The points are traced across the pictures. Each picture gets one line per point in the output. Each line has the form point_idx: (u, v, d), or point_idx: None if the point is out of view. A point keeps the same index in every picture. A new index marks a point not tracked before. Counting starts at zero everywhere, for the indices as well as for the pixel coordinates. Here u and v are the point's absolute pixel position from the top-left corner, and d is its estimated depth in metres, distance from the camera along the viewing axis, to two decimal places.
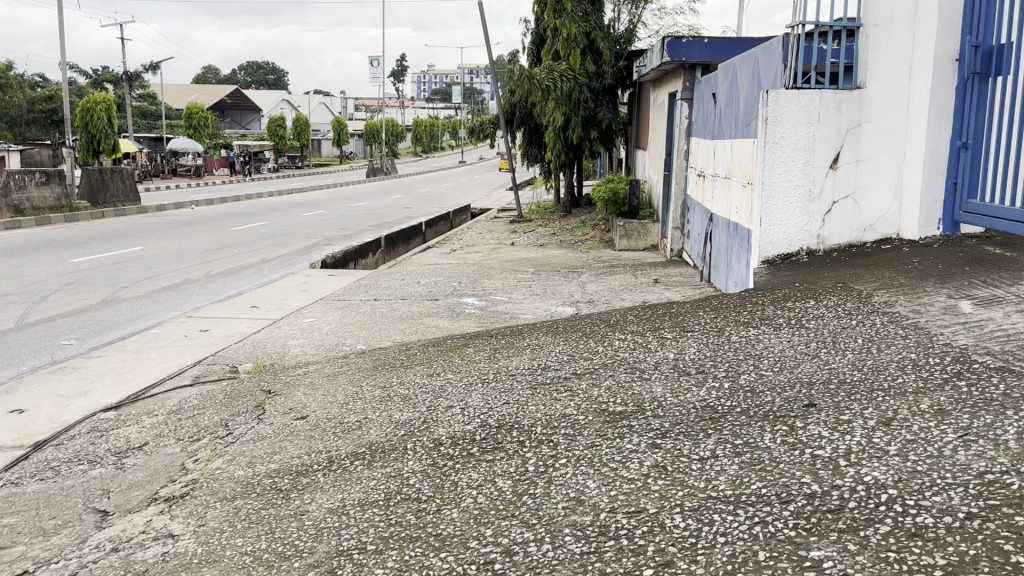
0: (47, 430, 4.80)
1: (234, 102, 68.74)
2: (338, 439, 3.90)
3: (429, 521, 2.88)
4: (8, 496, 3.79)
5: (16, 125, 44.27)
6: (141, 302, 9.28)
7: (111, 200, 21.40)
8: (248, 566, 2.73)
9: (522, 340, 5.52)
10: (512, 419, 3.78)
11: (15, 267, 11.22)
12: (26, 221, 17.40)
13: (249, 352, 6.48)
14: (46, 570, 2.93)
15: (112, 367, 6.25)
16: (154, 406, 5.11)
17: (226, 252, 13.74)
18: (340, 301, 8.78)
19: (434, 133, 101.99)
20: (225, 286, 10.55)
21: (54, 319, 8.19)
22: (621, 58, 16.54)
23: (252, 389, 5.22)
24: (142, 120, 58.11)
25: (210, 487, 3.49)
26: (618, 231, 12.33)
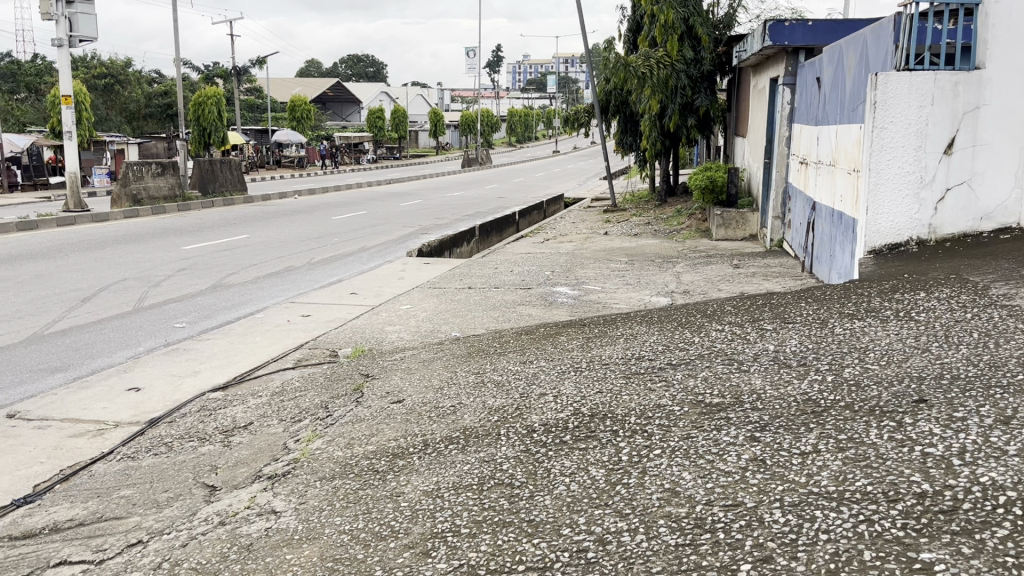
0: (160, 407, 5.05)
1: (334, 94, 70.49)
2: (433, 422, 3.97)
3: (522, 507, 2.88)
4: (126, 469, 4.01)
5: (134, 120, 46.58)
6: (248, 287, 9.65)
7: (219, 190, 22.29)
8: (347, 544, 2.80)
9: (616, 329, 5.47)
10: (605, 408, 3.75)
11: (133, 253, 11.85)
12: (142, 210, 18.32)
13: (348, 337, 6.64)
14: (159, 540, 3.07)
15: (220, 350, 6.52)
16: (259, 388, 5.31)
17: (327, 240, 14.13)
18: (436, 289, 8.91)
19: (530, 123, 102.09)
20: (326, 273, 10.86)
21: (168, 303, 8.60)
22: (720, 44, 16.15)
23: (352, 372, 5.37)
24: (249, 113, 60.22)
25: (311, 467, 3.60)
26: (716, 220, 12.06)
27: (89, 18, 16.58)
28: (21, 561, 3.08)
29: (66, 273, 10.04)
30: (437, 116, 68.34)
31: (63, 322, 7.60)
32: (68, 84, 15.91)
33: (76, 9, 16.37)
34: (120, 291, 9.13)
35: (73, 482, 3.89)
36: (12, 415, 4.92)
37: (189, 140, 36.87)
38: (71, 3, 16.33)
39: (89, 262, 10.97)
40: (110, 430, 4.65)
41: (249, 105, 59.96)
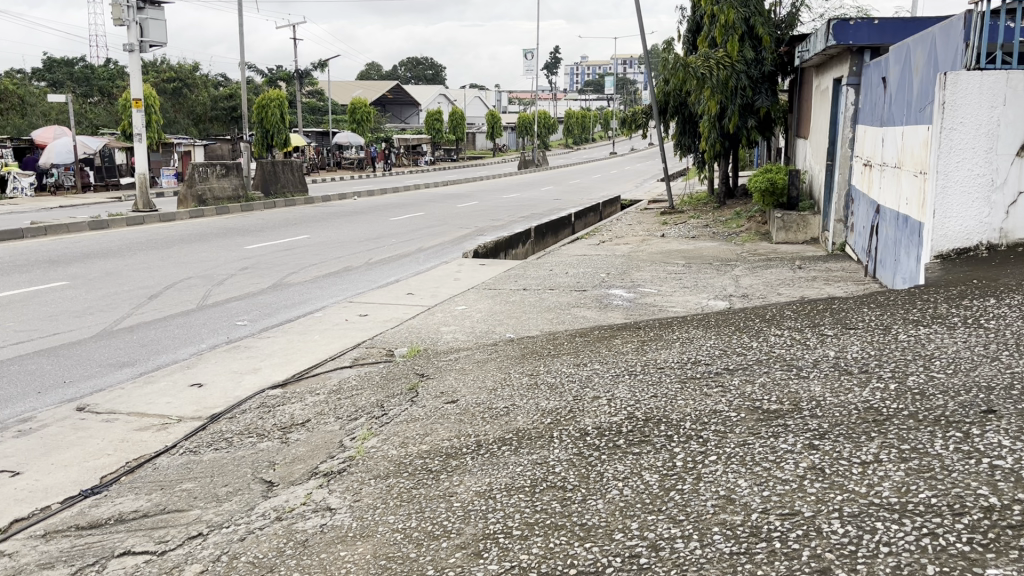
0: (221, 403, 5.17)
1: (394, 97, 71.30)
2: (486, 423, 3.98)
3: (574, 510, 2.87)
4: (188, 463, 4.11)
5: (200, 122, 47.78)
6: (308, 287, 9.82)
7: (281, 191, 22.73)
8: (400, 543, 2.82)
9: (672, 333, 5.42)
10: (660, 412, 3.71)
11: (198, 253, 12.17)
12: (207, 210, 18.79)
13: (404, 337, 6.71)
14: (218, 534, 3.14)
15: (280, 347, 6.65)
16: (316, 385, 5.41)
17: (385, 241, 14.29)
18: (491, 290, 8.94)
19: (587, 125, 101.81)
20: (384, 274, 10.99)
21: (231, 301, 8.80)
22: (782, 44, 15.87)
23: (407, 372, 5.43)
24: (311, 115, 61.27)
25: (366, 465, 3.64)
26: (776, 223, 11.86)
27: (158, 23, 17.11)
28: (87, 550, 3.18)
29: (135, 272, 10.36)
30: (495, 118, 68.53)
31: (130, 319, 7.84)
32: (139, 88, 16.44)
33: (146, 15, 16.91)
34: (184, 289, 9.38)
35: (138, 474, 4.01)
36: (81, 408, 5.09)
37: (252, 142, 37.72)
38: (141, 10, 16.88)
39: (156, 260, 11.29)
40: (173, 424, 4.78)
41: (310, 108, 61.07)
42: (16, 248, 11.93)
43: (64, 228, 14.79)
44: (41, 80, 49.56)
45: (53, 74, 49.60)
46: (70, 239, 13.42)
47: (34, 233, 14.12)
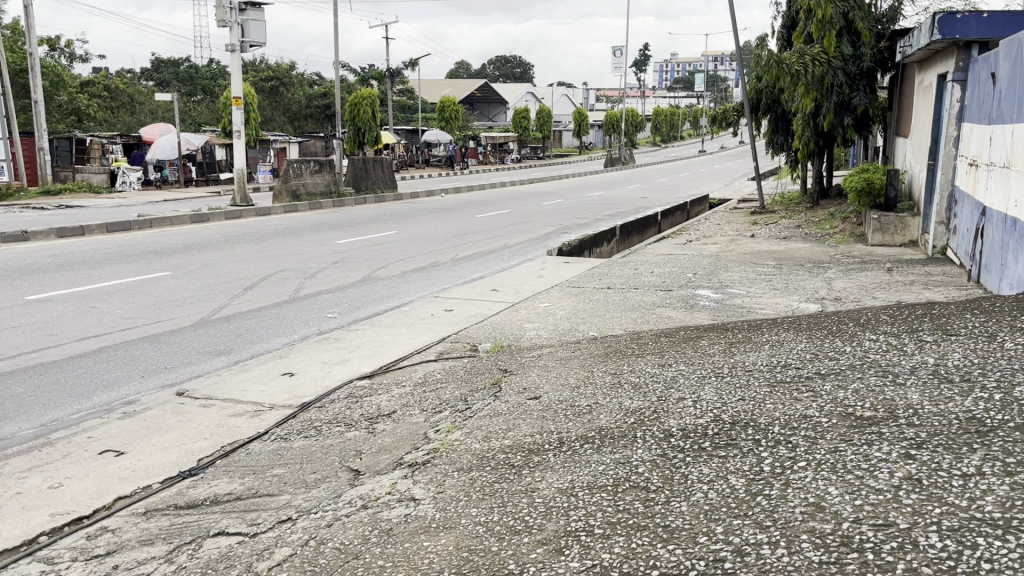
0: (312, 392, 5.32)
1: (483, 95, 71.84)
2: (568, 421, 3.97)
3: (657, 511, 2.84)
4: (279, 450, 4.25)
5: (295, 120, 49.18)
6: (395, 281, 10.00)
7: (372, 187, 23.21)
8: (482, 535, 2.85)
9: (761, 335, 5.30)
10: (747, 416, 3.63)
11: (291, 246, 12.55)
12: (301, 205, 19.36)
13: (489, 333, 6.76)
14: (306, 519, 3.23)
15: (368, 339, 6.80)
16: (403, 377, 5.51)
17: (471, 238, 14.42)
18: (575, 288, 8.91)
19: (675, 123, 100.36)
20: (468, 270, 11.09)
21: (322, 294, 9.04)
22: (882, 39, 15.29)
23: (490, 367, 5.47)
24: (401, 113, 62.30)
25: (450, 457, 3.69)
26: (872, 224, 11.46)
27: (259, 24, 17.67)
28: (185, 529, 3.32)
29: (232, 264, 10.75)
30: (581, 116, 68.23)
31: (228, 308, 8.15)
32: (239, 86, 17.01)
33: (247, 16, 17.50)
34: (278, 281, 9.69)
35: (232, 458, 4.16)
36: (182, 393, 5.31)
37: (344, 139, 38.59)
38: (243, 11, 17.46)
39: (252, 253, 11.70)
40: (266, 411, 4.95)
41: (401, 106, 62.22)
42: (124, 239, 12.56)
43: (168, 221, 15.48)
44: (150, 80, 52.16)
45: (160, 74, 52.10)
46: (173, 231, 14.05)
47: (141, 225, 14.84)
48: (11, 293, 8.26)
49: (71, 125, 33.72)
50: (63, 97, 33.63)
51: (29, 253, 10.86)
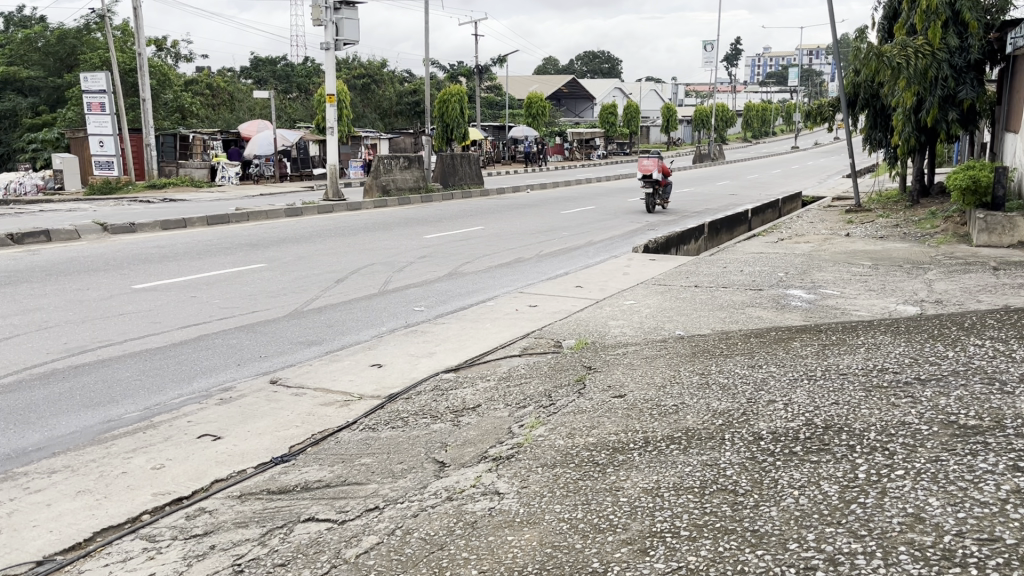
0: (399, 384, 5.42)
1: (570, 91, 71.63)
2: (654, 420, 3.92)
3: (746, 515, 2.78)
4: (367, 439, 4.34)
5: (386, 117, 50.06)
6: (481, 276, 10.07)
7: (459, 183, 23.44)
8: (565, 533, 2.84)
9: (857, 338, 5.11)
10: (841, 421, 3.51)
11: (381, 240, 12.79)
12: (390, 200, 19.72)
13: (572, 329, 6.73)
14: (392, 508, 3.29)
15: (454, 333, 6.88)
16: (487, 371, 5.56)
17: (557, 234, 14.37)
18: (660, 286, 8.79)
19: (767, 119, 97.79)
20: (553, 266, 11.08)
21: (410, 288, 9.17)
22: (992, 30, 14.53)
23: (575, 364, 5.44)
24: (489, 109, 62.66)
25: (534, 452, 3.69)
26: (978, 225, 10.93)
27: (353, 23, 18.07)
28: (277, 514, 3.42)
29: (325, 257, 11.02)
30: (670, 112, 67.20)
31: (320, 300, 8.37)
32: (333, 83, 17.38)
33: (342, 15, 17.92)
34: (368, 275, 9.88)
35: (322, 446, 4.27)
36: (275, 381, 5.49)
37: (433, 135, 39.10)
38: (338, 10, 17.90)
39: (344, 247, 11.98)
40: (355, 401, 5.06)
41: (488, 103, 62.61)
42: (223, 232, 13.04)
43: (264, 215, 16.00)
44: (249, 79, 54.01)
45: (259, 72, 53.93)
46: (269, 225, 14.51)
47: (239, 218, 15.39)
48: (120, 282, 8.69)
49: (175, 122, 35.15)
50: (169, 95, 35.15)
51: (135, 244, 11.39)
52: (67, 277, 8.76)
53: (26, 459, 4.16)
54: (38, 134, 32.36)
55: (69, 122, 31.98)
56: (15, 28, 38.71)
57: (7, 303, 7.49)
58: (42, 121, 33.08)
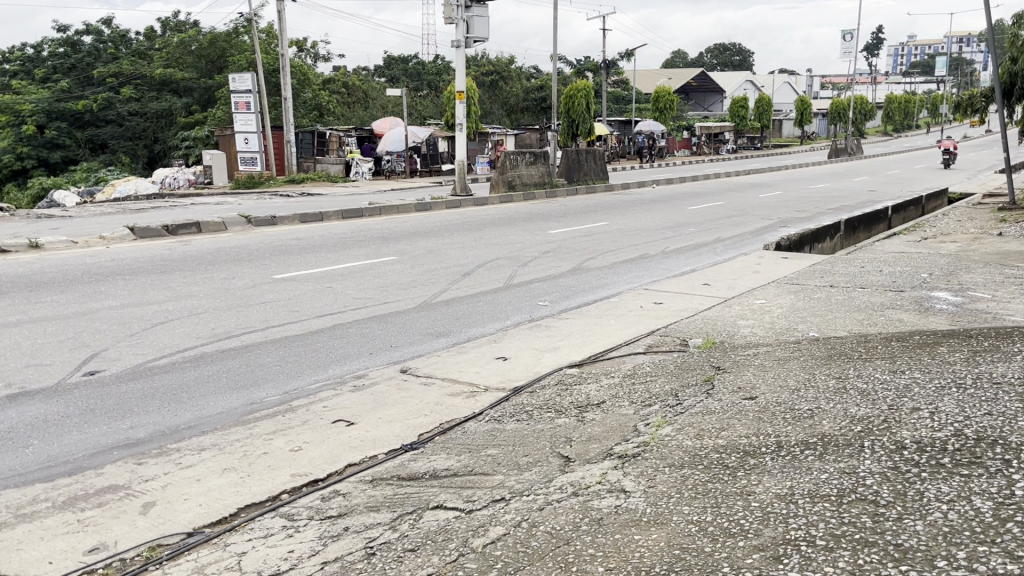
0: (523, 377, 5.47)
1: (699, 84, 70.15)
2: (787, 425, 3.77)
3: (888, 527, 2.64)
4: (492, 430, 4.40)
5: (513, 112, 50.54)
6: (606, 272, 10.01)
7: (584, 178, 23.40)
8: (694, 535, 2.77)
9: (1013, 345, 4.75)
10: (995, 433, 3.27)
11: (506, 235, 12.94)
12: (516, 196, 19.92)
13: (700, 328, 6.59)
14: (518, 501, 3.31)
15: (578, 328, 6.88)
16: (612, 368, 5.52)
17: (684, 230, 14.11)
18: (793, 285, 8.47)
19: (911, 111, 92.41)
20: (680, 263, 10.88)
21: (535, 283, 9.22)
22: None
23: (702, 363, 5.32)
24: (615, 104, 62.16)
25: (661, 452, 3.63)
26: None
27: (483, 20, 18.30)
28: (407, 500, 3.51)
29: (453, 250, 11.25)
30: (805, 104, 64.59)
31: (448, 293, 8.53)
32: (463, 80, 17.62)
33: (473, 12, 18.17)
34: (494, 268, 10.01)
35: (449, 435, 4.35)
36: (405, 370, 5.64)
37: (559, 130, 39.18)
38: (469, 7, 18.18)
39: (470, 240, 12.19)
40: (481, 392, 5.14)
41: (615, 97, 62.15)
42: (356, 225, 13.51)
43: (396, 209, 16.50)
44: (382, 77, 55.71)
45: (391, 71, 55.58)
46: (399, 219, 14.91)
47: (372, 212, 15.93)
48: (262, 272, 9.15)
49: (313, 119, 36.64)
50: (308, 93, 36.72)
51: (276, 236, 11.96)
52: (216, 267, 9.30)
53: (179, 436, 4.46)
54: (190, 132, 34.51)
55: (218, 120, 33.92)
56: (171, 32, 41.41)
57: (163, 289, 8.02)
58: (194, 120, 35.25)
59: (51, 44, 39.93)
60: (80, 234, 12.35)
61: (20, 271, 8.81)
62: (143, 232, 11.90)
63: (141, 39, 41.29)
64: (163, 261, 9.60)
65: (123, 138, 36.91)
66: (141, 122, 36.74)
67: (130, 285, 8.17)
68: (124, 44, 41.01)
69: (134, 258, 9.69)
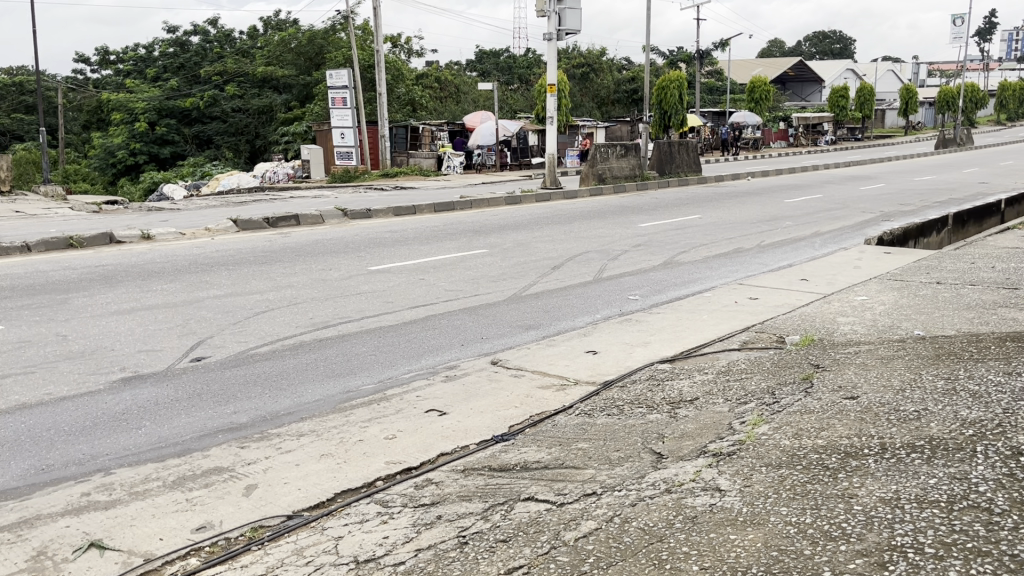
0: (614, 371, 5.43)
1: (797, 74, 68.12)
2: (892, 426, 3.62)
3: (1004, 538, 2.51)
4: (582, 424, 4.38)
5: (603, 105, 50.19)
6: (699, 266, 9.82)
7: (676, 171, 23.03)
8: (793, 537, 2.69)
9: None
10: None
11: (596, 228, 12.86)
12: (606, 189, 19.79)
13: (797, 324, 6.40)
14: (610, 496, 3.28)
15: (670, 323, 6.78)
16: (705, 364, 5.41)
17: (781, 224, 13.72)
18: (897, 282, 8.12)
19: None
20: (777, 257, 10.58)
21: (625, 277, 9.13)
22: None
23: (800, 361, 5.16)
24: (708, 95, 60.97)
25: (757, 451, 3.54)
26: None
27: (576, 12, 18.16)
28: (498, 491, 3.53)
29: (543, 244, 11.25)
30: (910, 93, 61.85)
31: (538, 286, 8.54)
32: (554, 73, 17.55)
33: (565, 5, 18.08)
34: (584, 262, 9.96)
35: (540, 428, 4.36)
36: (496, 362, 5.69)
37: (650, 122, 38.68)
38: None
39: (560, 234, 12.17)
40: (571, 386, 5.13)
41: (708, 88, 60.95)
42: (447, 218, 13.67)
43: (487, 202, 16.64)
44: (473, 71, 56.17)
45: (483, 65, 55.98)
46: (490, 212, 15.01)
47: (463, 205, 16.09)
48: (357, 264, 9.36)
49: (407, 114, 37.23)
50: (401, 89, 37.48)
51: (371, 228, 12.22)
52: (313, 258, 9.57)
53: (280, 422, 4.61)
54: (289, 127, 35.58)
55: (315, 116, 34.89)
56: (272, 31, 42.79)
57: (264, 280, 8.30)
58: (293, 115, 36.30)
59: (161, 45, 41.87)
60: (187, 225, 12.94)
61: (133, 260, 9.26)
62: (245, 225, 12.36)
63: (245, 38, 42.83)
64: (263, 252, 9.92)
65: (227, 134, 38.48)
66: (245, 118, 38.21)
67: (234, 276, 8.49)
68: (229, 43, 42.65)
69: (237, 250, 10.07)
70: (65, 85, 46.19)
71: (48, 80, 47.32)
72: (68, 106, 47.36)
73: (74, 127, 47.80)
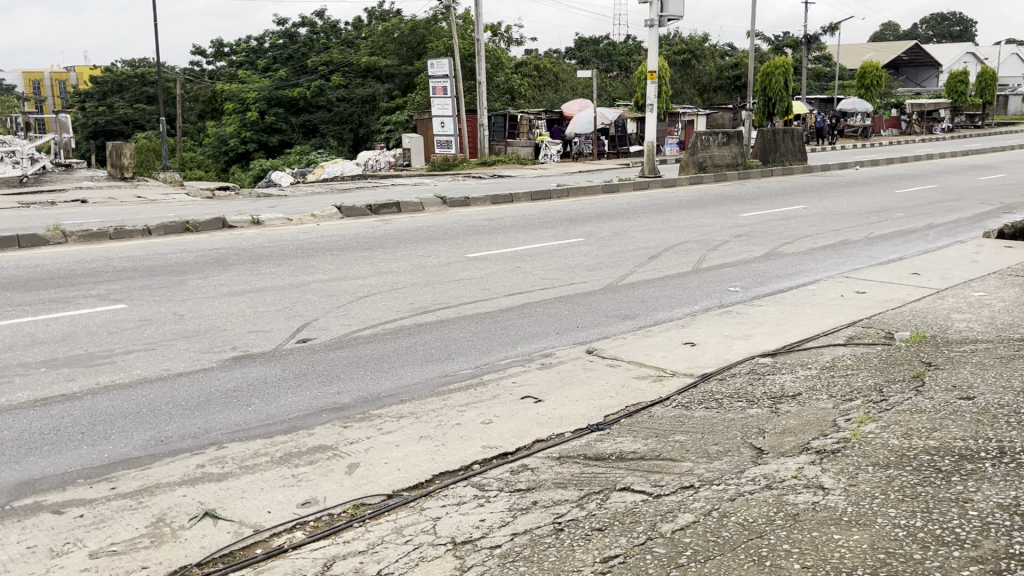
0: (713, 364, 5.33)
1: (912, 58, 64.95)
2: (1012, 430, 3.43)
3: None
4: (679, 416, 4.32)
5: (705, 91, 49.14)
6: (803, 258, 9.53)
7: (780, 159, 22.34)
8: (902, 540, 2.59)
9: None
10: None
11: (696, 217, 12.63)
12: (706, 177, 19.40)
13: (907, 320, 6.13)
14: (708, 490, 3.23)
15: (772, 316, 6.60)
16: (808, 359, 5.25)
17: (891, 215, 13.13)
18: (1017, 278, 7.66)
19: None
20: (886, 250, 10.14)
21: (725, 268, 8.93)
22: None
23: (911, 359, 4.95)
24: (816, 81, 58.85)
25: (863, 450, 3.42)
26: None
27: None
28: (593, 479, 3.53)
29: (641, 233, 11.12)
30: None
31: (634, 276, 8.47)
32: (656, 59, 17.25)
33: None
34: (682, 252, 9.81)
35: (636, 418, 4.33)
36: (591, 351, 5.68)
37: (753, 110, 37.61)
38: None
39: (659, 223, 12.00)
40: (668, 377, 5.07)
41: (816, 74, 58.84)
42: (545, 207, 13.68)
43: (584, 190, 16.58)
44: (573, 59, 55.89)
45: (583, 52, 55.67)
46: (588, 200, 14.94)
47: (561, 194, 16.07)
48: (455, 251, 9.48)
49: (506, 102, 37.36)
50: (501, 78, 37.63)
51: (469, 216, 12.36)
52: (413, 245, 9.74)
53: (380, 403, 4.73)
54: (391, 116, 36.28)
55: (416, 105, 35.45)
56: (376, 21, 43.67)
57: (366, 265, 8.51)
58: (395, 104, 36.98)
59: (272, 37, 43.35)
60: (295, 211, 13.40)
61: (244, 245, 9.65)
62: (349, 211, 12.69)
63: (350, 29, 43.85)
64: (366, 238, 10.18)
65: (331, 122, 39.56)
66: (349, 107, 39.19)
67: (338, 261, 8.74)
68: (334, 34, 43.76)
69: (340, 235, 10.37)
70: (182, 76, 48.42)
71: (167, 71, 49.69)
72: (186, 97, 49.62)
73: (191, 117, 50.09)
